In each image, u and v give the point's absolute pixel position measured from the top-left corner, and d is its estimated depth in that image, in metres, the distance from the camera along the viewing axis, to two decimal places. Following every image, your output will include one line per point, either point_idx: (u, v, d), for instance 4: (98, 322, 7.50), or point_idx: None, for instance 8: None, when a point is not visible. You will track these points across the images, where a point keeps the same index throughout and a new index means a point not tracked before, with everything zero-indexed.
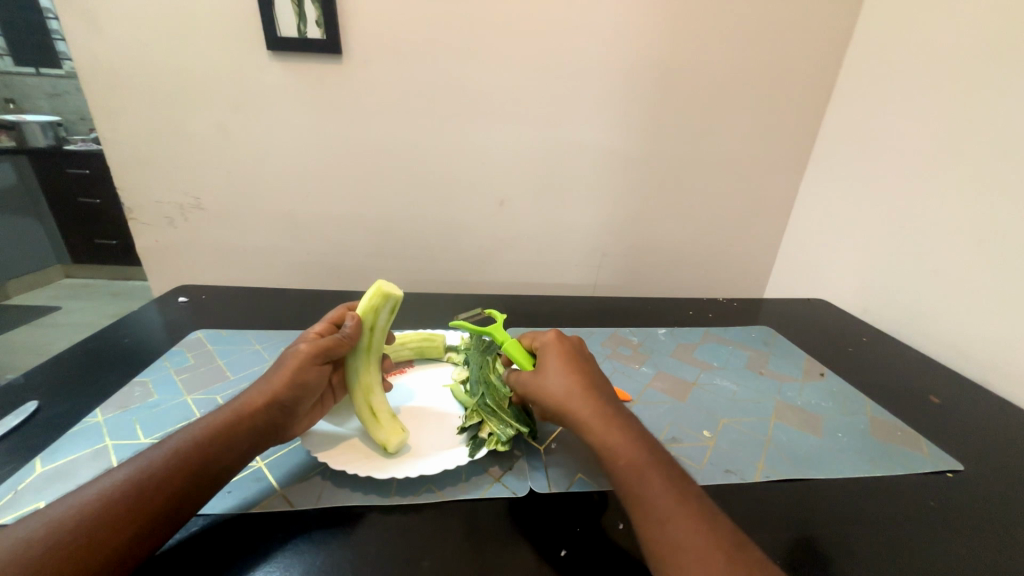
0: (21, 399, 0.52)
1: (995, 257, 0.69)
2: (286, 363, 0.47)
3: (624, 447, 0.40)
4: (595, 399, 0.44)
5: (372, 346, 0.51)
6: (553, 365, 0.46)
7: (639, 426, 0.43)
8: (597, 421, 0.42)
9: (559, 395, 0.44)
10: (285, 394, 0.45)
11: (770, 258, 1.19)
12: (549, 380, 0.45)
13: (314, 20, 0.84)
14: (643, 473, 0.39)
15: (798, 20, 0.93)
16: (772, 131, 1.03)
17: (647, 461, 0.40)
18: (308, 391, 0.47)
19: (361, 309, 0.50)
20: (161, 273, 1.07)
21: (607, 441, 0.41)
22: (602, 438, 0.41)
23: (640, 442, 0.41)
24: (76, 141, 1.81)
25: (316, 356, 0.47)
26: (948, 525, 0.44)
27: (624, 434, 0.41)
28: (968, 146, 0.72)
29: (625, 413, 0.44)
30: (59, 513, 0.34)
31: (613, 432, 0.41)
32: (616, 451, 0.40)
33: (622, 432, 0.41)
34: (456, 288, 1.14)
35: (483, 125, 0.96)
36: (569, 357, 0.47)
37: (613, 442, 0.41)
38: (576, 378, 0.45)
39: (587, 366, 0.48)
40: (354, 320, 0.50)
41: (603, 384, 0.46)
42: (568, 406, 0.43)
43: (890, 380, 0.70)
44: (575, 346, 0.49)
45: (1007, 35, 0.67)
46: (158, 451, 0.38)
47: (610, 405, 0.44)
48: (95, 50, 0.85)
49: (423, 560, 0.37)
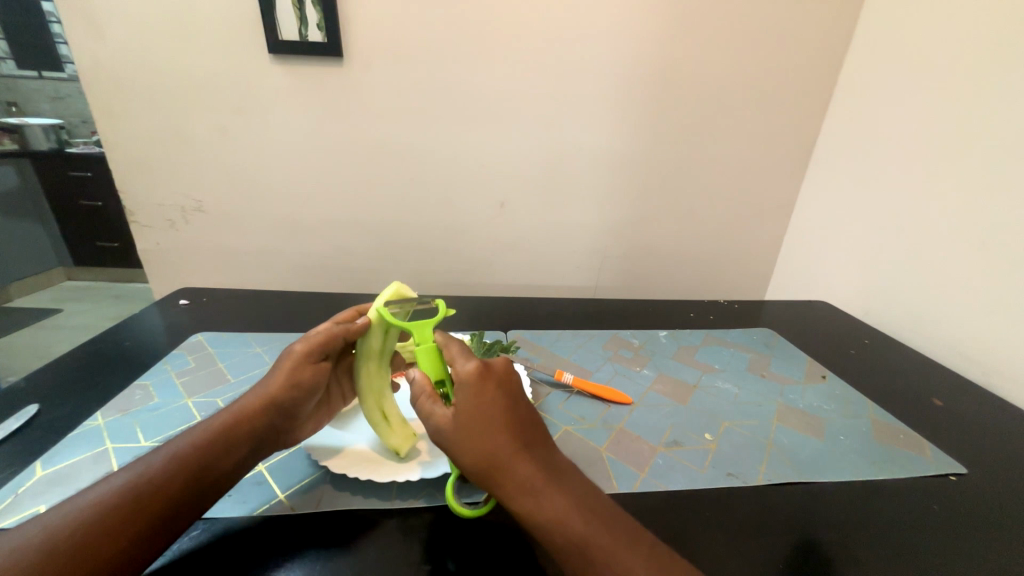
0: (21, 402, 0.52)
1: (997, 259, 0.68)
2: (282, 365, 0.47)
3: (564, 519, 0.35)
4: (528, 459, 0.37)
5: (383, 348, 0.49)
6: (474, 422, 0.38)
7: (573, 476, 0.38)
8: (527, 490, 0.36)
9: (485, 461, 0.37)
10: (282, 396, 0.45)
11: (770, 260, 1.19)
12: (471, 443, 0.37)
13: (315, 23, 0.84)
14: (589, 547, 0.34)
15: (798, 21, 0.93)
16: (773, 132, 1.03)
17: (587, 527, 0.35)
18: (306, 392, 0.46)
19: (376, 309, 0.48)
20: (162, 276, 1.07)
21: (545, 514, 0.35)
22: (537, 510, 0.35)
23: (581, 505, 0.36)
24: (78, 145, 1.81)
25: (311, 356, 0.47)
26: (952, 529, 0.44)
27: (563, 500, 0.36)
28: (969, 148, 0.72)
29: (557, 468, 0.38)
30: (59, 519, 0.34)
31: (549, 501, 0.36)
32: (557, 527, 0.35)
33: (561, 496, 0.36)
34: (456, 290, 1.13)
35: (483, 128, 0.96)
36: (490, 403, 0.39)
37: (550, 512, 0.35)
38: (503, 435, 0.37)
39: (511, 405, 0.40)
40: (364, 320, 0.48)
41: (530, 430, 0.39)
42: (496, 475, 0.36)
43: (892, 383, 0.70)
44: (499, 379, 0.40)
45: (1007, 37, 0.67)
46: (157, 456, 0.38)
47: (541, 463, 0.37)
48: (97, 54, 0.85)
49: (425, 563, 0.37)
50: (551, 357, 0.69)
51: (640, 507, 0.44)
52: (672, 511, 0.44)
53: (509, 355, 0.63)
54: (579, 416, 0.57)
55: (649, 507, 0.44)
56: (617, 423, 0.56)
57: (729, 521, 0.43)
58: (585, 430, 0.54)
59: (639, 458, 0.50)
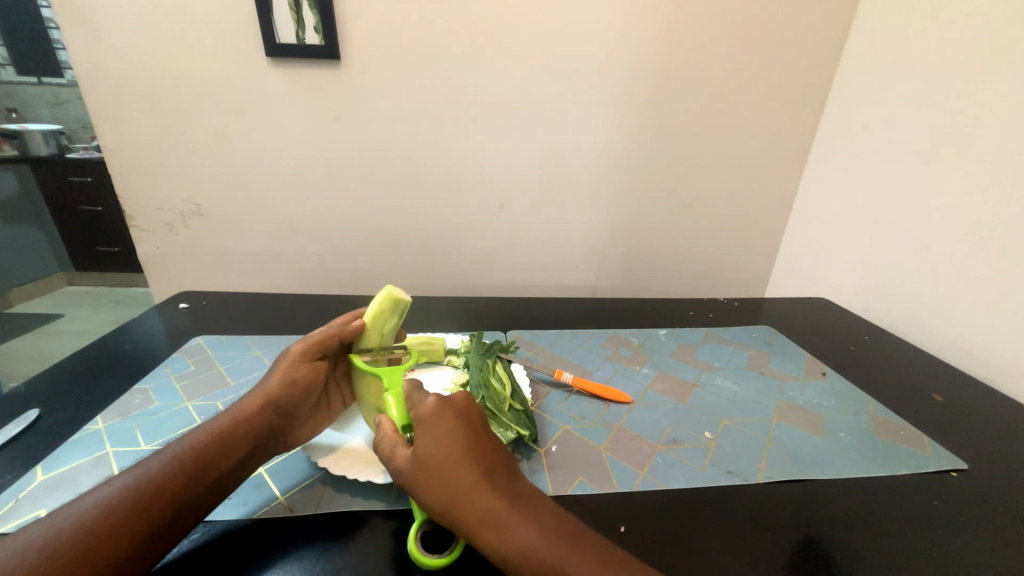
0: (22, 407, 0.53)
1: (997, 255, 0.68)
2: (280, 366, 0.47)
3: (532, 548, 0.34)
4: (489, 489, 0.37)
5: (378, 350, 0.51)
6: (434, 456, 0.38)
7: (538, 503, 0.38)
8: (488, 522, 0.35)
9: (446, 496, 0.37)
10: (278, 394, 0.45)
11: (771, 258, 1.19)
12: (433, 479, 0.37)
13: (313, 26, 0.85)
14: (560, 574, 0.34)
15: (795, 17, 0.93)
16: (772, 129, 1.03)
17: (553, 552, 0.34)
18: (302, 390, 0.47)
19: (370, 316, 0.52)
20: (161, 280, 1.07)
21: (512, 546, 0.35)
22: (500, 541, 0.35)
23: (550, 531, 0.36)
24: (78, 151, 1.80)
25: (311, 355, 0.48)
26: (952, 524, 0.44)
27: (530, 529, 0.35)
28: (969, 143, 0.72)
29: (521, 494, 0.38)
30: (57, 523, 0.34)
31: (514, 531, 0.35)
32: (525, 558, 0.34)
33: (527, 524, 0.36)
34: (455, 291, 1.13)
35: (481, 128, 0.96)
36: (450, 438, 0.39)
37: (513, 542, 0.35)
38: (464, 468, 0.38)
39: (473, 438, 0.40)
40: (358, 325, 0.52)
41: (493, 461, 0.39)
42: (458, 509, 0.36)
43: (893, 379, 0.69)
44: (458, 412, 0.41)
45: (1004, 32, 0.67)
46: (155, 459, 0.39)
47: (502, 494, 0.37)
48: (99, 60, 0.85)
49: (422, 565, 0.37)
50: (550, 357, 0.69)
51: (637, 506, 0.44)
52: (670, 509, 0.44)
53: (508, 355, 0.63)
54: (578, 415, 0.57)
55: (647, 505, 0.44)
56: (616, 422, 0.56)
57: (727, 519, 0.43)
58: (584, 429, 0.54)
59: (639, 457, 0.50)
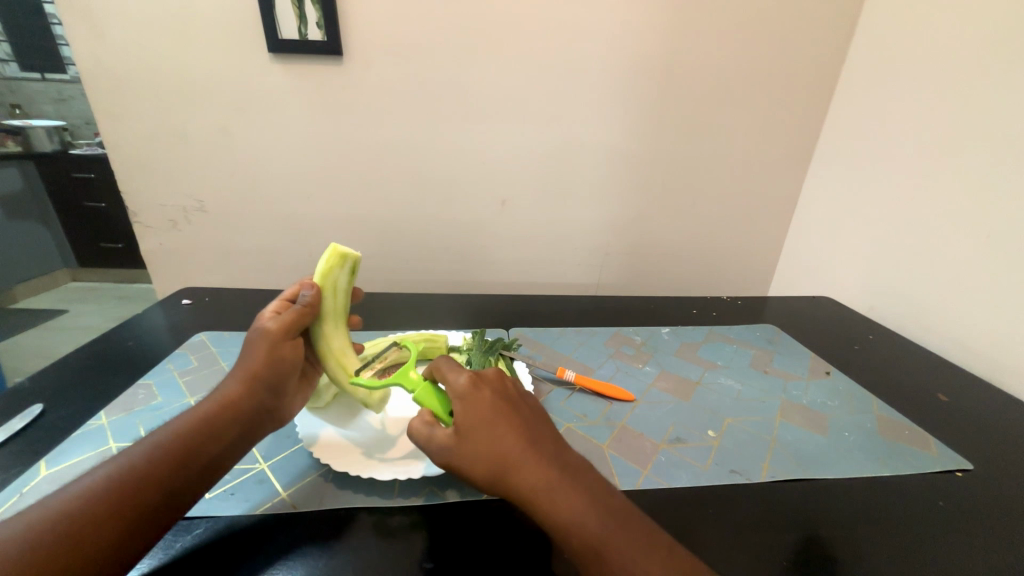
0: (26, 402, 0.53)
1: (1001, 255, 0.68)
2: (259, 346, 0.46)
3: (579, 520, 0.34)
4: (534, 462, 0.36)
5: (336, 309, 0.51)
6: (476, 426, 0.38)
7: (586, 474, 0.37)
8: (536, 493, 0.35)
9: (492, 469, 0.36)
10: (266, 374, 0.45)
11: (775, 256, 1.18)
12: (478, 449, 0.37)
13: (315, 21, 0.84)
14: (607, 549, 0.33)
15: (800, 12, 0.92)
16: (776, 126, 1.02)
17: (598, 527, 0.34)
18: (288, 367, 0.47)
19: (317, 276, 0.50)
20: (161, 276, 1.07)
21: (558, 518, 0.34)
22: (552, 513, 0.34)
23: (595, 505, 0.35)
24: (81, 146, 1.79)
25: (290, 332, 0.47)
26: (956, 524, 0.44)
27: (577, 501, 0.35)
28: (975, 142, 0.71)
29: (566, 464, 0.37)
30: (37, 514, 0.32)
31: (562, 505, 0.34)
32: (572, 529, 0.34)
33: (575, 497, 0.35)
34: (457, 288, 1.13)
35: (482, 125, 0.96)
36: (491, 413, 0.38)
37: (562, 513, 0.34)
38: (508, 439, 0.37)
39: (513, 412, 0.39)
40: (311, 289, 0.49)
41: (536, 433, 0.38)
42: (505, 480, 0.36)
43: (899, 379, 0.69)
44: (496, 389, 0.41)
45: (1008, 31, 0.67)
46: (136, 448, 0.38)
47: (546, 465, 0.36)
48: (99, 55, 0.85)
49: (427, 562, 0.37)
50: (552, 355, 0.69)
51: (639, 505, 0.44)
52: (674, 508, 0.44)
53: (510, 353, 0.63)
54: (581, 414, 0.56)
55: (650, 505, 0.44)
56: (619, 420, 0.56)
57: (731, 519, 0.43)
58: (586, 428, 0.54)
59: (642, 456, 0.50)
